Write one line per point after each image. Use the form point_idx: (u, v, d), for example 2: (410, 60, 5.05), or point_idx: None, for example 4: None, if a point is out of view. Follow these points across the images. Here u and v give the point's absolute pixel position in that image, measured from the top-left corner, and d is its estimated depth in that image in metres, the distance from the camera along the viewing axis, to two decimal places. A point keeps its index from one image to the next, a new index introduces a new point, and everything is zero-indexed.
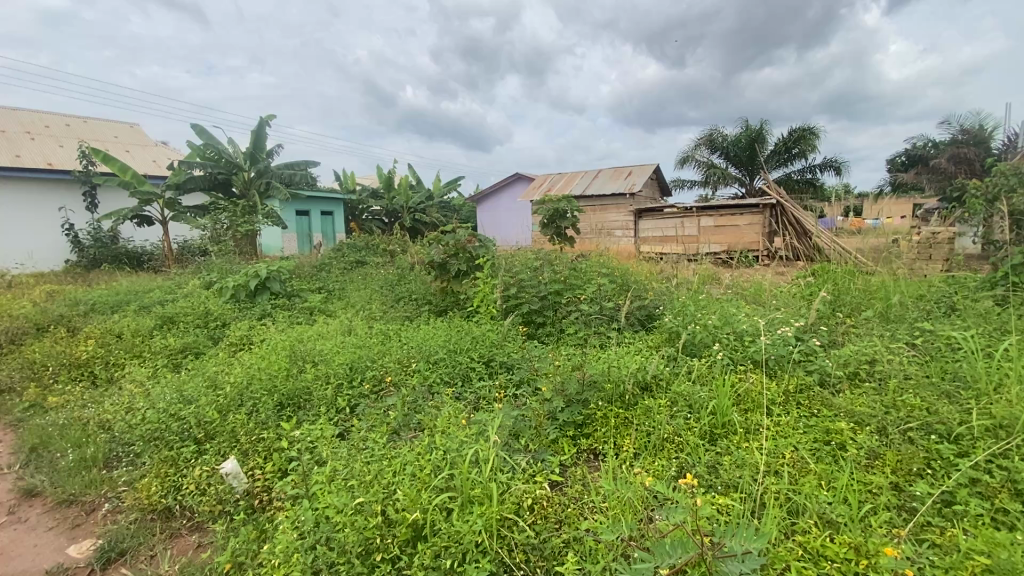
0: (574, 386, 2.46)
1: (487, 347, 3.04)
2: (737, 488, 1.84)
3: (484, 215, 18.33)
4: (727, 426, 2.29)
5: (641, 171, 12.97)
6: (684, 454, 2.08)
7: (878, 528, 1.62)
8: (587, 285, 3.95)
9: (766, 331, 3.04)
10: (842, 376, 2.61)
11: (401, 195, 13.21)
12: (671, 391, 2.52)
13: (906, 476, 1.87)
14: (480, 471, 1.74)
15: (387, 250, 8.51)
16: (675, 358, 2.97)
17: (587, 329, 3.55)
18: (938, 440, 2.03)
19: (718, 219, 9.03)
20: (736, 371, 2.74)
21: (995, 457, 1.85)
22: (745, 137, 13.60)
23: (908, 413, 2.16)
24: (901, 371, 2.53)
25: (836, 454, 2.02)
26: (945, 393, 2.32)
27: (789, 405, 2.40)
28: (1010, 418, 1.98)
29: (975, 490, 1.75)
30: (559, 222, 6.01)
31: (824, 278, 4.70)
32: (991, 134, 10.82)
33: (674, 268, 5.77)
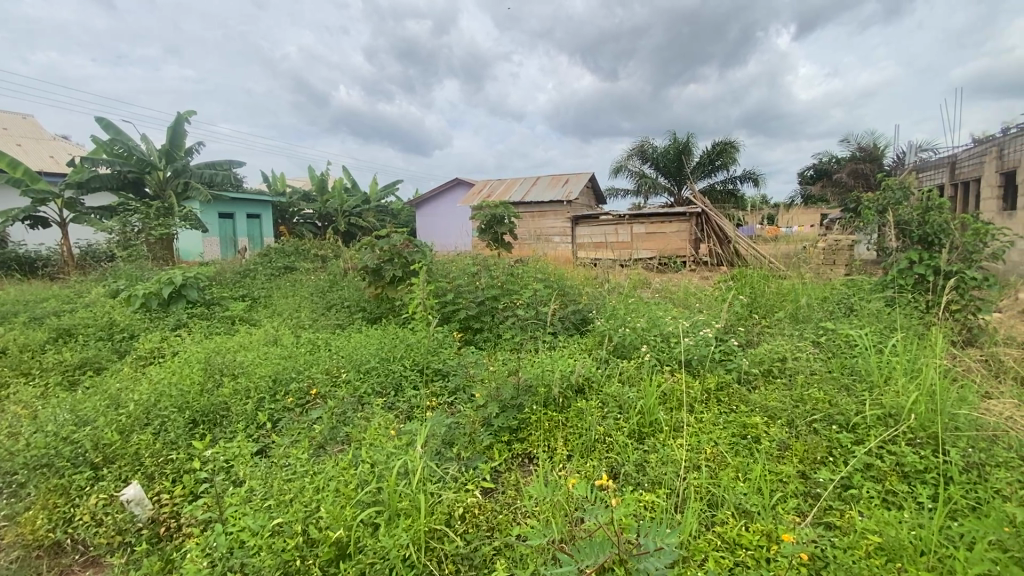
0: (507, 391, 2.46)
1: (421, 354, 2.99)
2: (663, 483, 1.93)
3: (425, 218, 18.06)
4: (654, 425, 2.38)
5: (577, 179, 13.34)
6: (614, 454, 2.15)
7: (788, 515, 1.74)
8: (524, 291, 4.00)
9: (690, 333, 3.21)
10: (756, 373, 2.80)
11: (336, 198, 12.57)
12: (602, 393, 2.60)
13: (812, 465, 2.02)
14: (408, 483, 1.68)
15: (319, 255, 8.17)
16: (606, 360, 3.06)
17: (523, 334, 3.57)
18: (838, 429, 2.22)
19: (650, 226, 9.42)
20: (662, 371, 2.86)
21: (885, 444, 2.05)
22: (673, 149, 14.34)
23: (813, 406, 2.36)
24: (807, 367, 2.75)
25: (751, 446, 2.15)
26: (844, 385, 2.54)
27: (710, 402, 2.54)
28: (896, 407, 2.21)
29: (870, 474, 1.92)
30: (496, 227, 6.00)
31: (742, 281, 5.03)
32: (883, 151, 12.12)
33: (608, 274, 5.98)
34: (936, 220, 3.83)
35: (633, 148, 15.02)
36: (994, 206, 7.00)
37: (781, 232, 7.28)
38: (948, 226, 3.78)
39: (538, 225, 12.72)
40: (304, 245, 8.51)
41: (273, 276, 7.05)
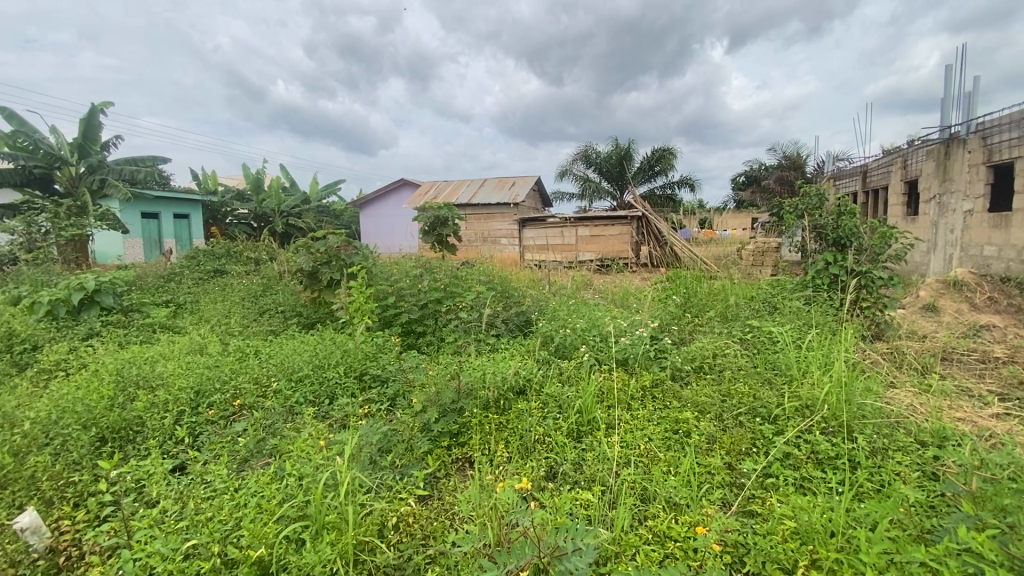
0: (447, 395, 2.43)
1: (358, 360, 2.90)
2: (599, 481, 1.96)
3: (368, 219, 17.61)
4: (592, 423, 2.43)
5: (523, 182, 13.45)
6: (553, 454, 2.17)
7: (714, 506, 1.82)
8: (467, 294, 3.96)
9: (627, 333, 3.31)
10: (688, 369, 2.93)
11: (272, 198, 11.95)
12: (543, 393, 2.62)
13: (737, 456, 2.13)
14: (337, 494, 1.62)
15: (252, 257, 7.77)
16: (547, 361, 3.10)
17: (466, 336, 3.53)
18: (761, 420, 2.35)
19: (593, 229, 9.63)
20: (601, 370, 2.92)
21: (802, 433, 2.19)
22: (615, 154, 14.76)
23: (740, 399, 2.49)
24: (734, 363, 2.90)
25: (683, 440, 2.24)
26: (767, 379, 2.70)
27: (645, 399, 2.62)
28: (812, 398, 2.37)
29: (789, 462, 2.04)
30: (439, 229, 5.92)
31: (677, 282, 5.25)
32: (805, 160, 13.05)
33: (552, 276, 6.07)
34: (847, 225, 4.16)
35: (577, 153, 15.35)
36: (899, 211, 7.70)
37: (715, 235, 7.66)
38: (858, 230, 4.11)
39: (485, 227, 12.71)
40: (237, 247, 8.07)
41: (201, 281, 6.63)
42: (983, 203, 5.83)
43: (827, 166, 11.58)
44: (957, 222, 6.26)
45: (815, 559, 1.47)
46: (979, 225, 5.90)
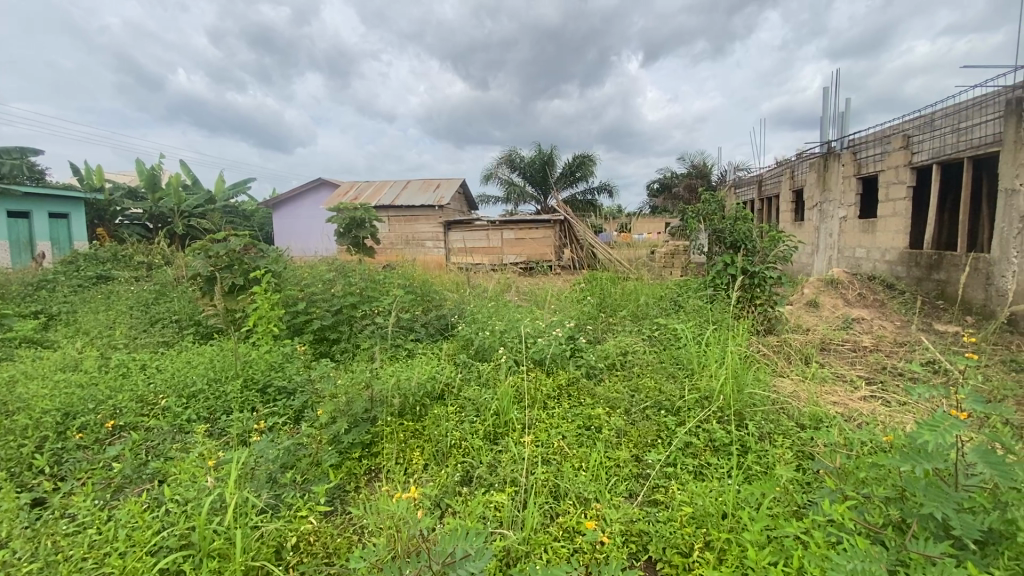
0: (358, 404, 2.33)
1: (261, 371, 2.71)
2: (513, 481, 1.97)
3: (282, 220, 16.62)
4: (508, 424, 2.43)
5: (448, 184, 13.35)
6: (469, 458, 2.15)
7: (621, 498, 1.89)
8: (383, 298, 3.79)
9: (545, 334, 3.37)
10: (602, 367, 3.04)
11: (171, 196, 10.94)
12: (460, 397, 2.61)
13: (644, 447, 2.23)
14: (225, 519, 1.50)
15: (143, 262, 7.03)
16: (466, 364, 3.08)
17: (383, 342, 3.41)
18: (666, 413, 2.49)
19: (518, 232, 9.76)
20: (519, 371, 2.95)
21: (702, 423, 2.34)
22: (538, 159, 15.08)
23: (648, 394, 2.62)
24: (644, 360, 3.05)
25: (595, 436, 2.32)
26: (671, 373, 2.86)
27: (561, 397, 2.68)
28: (710, 390, 2.55)
29: (690, 450, 2.18)
30: (356, 231, 5.70)
31: (594, 283, 5.43)
32: (710, 169, 14.11)
33: (475, 278, 6.06)
34: (742, 229, 4.53)
35: (501, 156, 15.50)
36: (788, 218, 8.52)
37: (632, 239, 8.03)
38: (750, 234, 4.50)
39: (409, 229, 12.35)
40: (125, 250, 7.30)
41: (81, 288, 5.91)
42: (855, 210, 6.60)
43: (729, 175, 12.58)
44: (835, 227, 7.04)
45: (709, 540, 1.56)
46: (851, 230, 6.67)
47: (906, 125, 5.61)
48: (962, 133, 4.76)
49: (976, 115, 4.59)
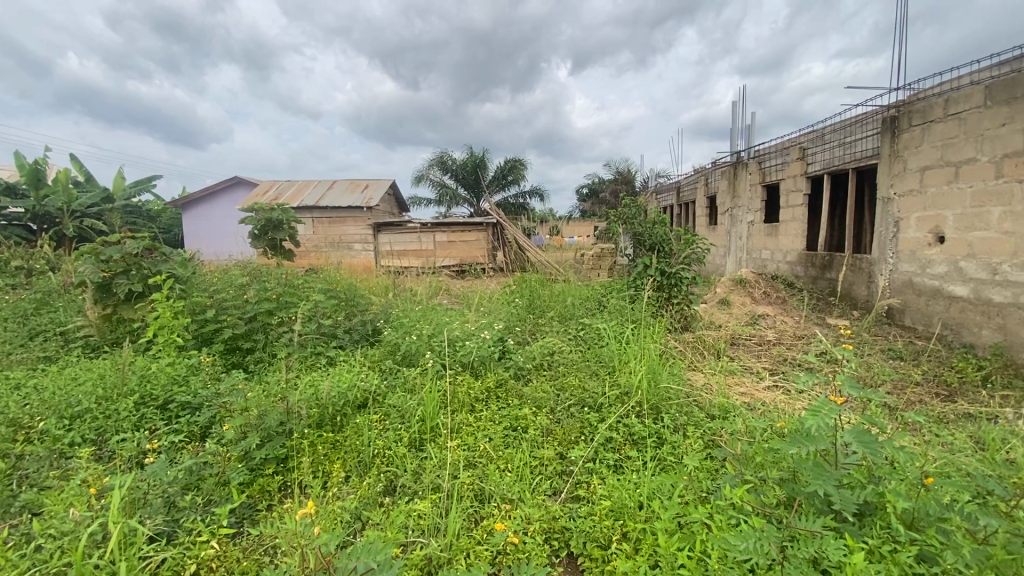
0: (273, 417, 2.20)
1: (162, 385, 2.48)
2: (437, 488, 1.94)
3: (193, 221, 15.38)
4: (435, 430, 2.39)
5: (376, 186, 13.00)
6: (392, 466, 2.09)
7: (545, 496, 1.92)
8: (303, 302, 3.59)
9: (473, 336, 3.36)
10: (529, 368, 3.08)
11: (58, 194, 9.79)
12: (385, 404, 2.54)
13: (568, 445, 2.28)
14: (110, 553, 1.36)
15: (22, 268, 6.23)
16: (392, 370, 3.00)
17: (303, 351, 3.24)
18: (589, 410, 2.56)
19: (451, 235, 9.67)
20: (447, 374, 2.91)
21: (623, 418, 2.44)
22: (470, 162, 15.05)
23: (572, 392, 2.68)
24: (569, 360, 3.12)
25: (522, 436, 2.34)
26: (595, 371, 2.95)
27: (489, 399, 2.69)
28: (630, 385, 2.66)
29: (611, 445, 2.25)
30: (272, 233, 5.37)
31: (524, 285, 5.50)
32: (634, 176, 14.78)
33: (404, 281, 5.93)
34: (660, 232, 4.77)
35: (433, 158, 15.35)
36: (703, 222, 9.11)
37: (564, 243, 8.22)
38: (667, 237, 4.76)
39: (335, 231, 11.83)
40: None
41: None
42: (760, 215, 7.17)
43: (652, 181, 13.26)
44: (744, 231, 7.60)
45: (626, 532, 1.62)
46: (757, 233, 7.24)
47: (801, 138, 6.17)
48: (847, 147, 5.32)
49: (858, 131, 5.15)
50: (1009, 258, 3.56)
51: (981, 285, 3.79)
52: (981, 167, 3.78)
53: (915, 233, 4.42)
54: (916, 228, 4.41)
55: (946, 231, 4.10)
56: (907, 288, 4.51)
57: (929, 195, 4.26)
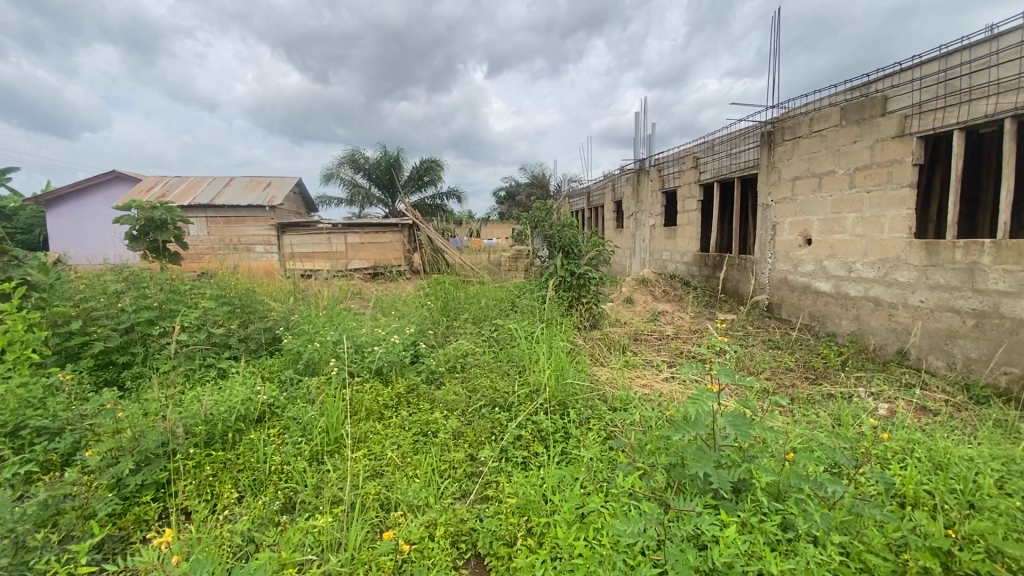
0: (151, 438, 1.98)
1: (9, 409, 2.14)
2: (339, 501, 1.86)
3: (59, 220, 13.48)
4: (339, 441, 2.30)
5: (280, 184, 12.23)
6: (291, 482, 1.98)
7: (452, 500, 1.92)
8: (190, 310, 3.29)
9: (383, 341, 3.27)
10: (441, 371, 3.06)
11: None
12: (284, 417, 2.40)
13: (478, 446, 2.29)
14: None
15: None
16: (293, 381, 2.83)
17: (191, 363, 2.97)
18: (500, 409, 2.59)
19: (363, 237, 9.35)
20: (355, 381, 2.81)
21: (532, 415, 2.49)
22: (384, 161, 14.64)
23: (484, 393, 2.69)
24: (480, 362, 3.14)
25: (431, 440, 2.31)
26: (505, 371, 2.99)
27: (399, 405, 2.63)
28: (539, 383, 2.72)
29: (520, 443, 2.30)
30: (155, 234, 4.86)
31: (438, 286, 5.44)
32: (548, 179, 15.22)
33: (311, 285, 5.63)
34: (569, 235, 4.95)
35: (344, 156, 14.74)
36: (611, 225, 9.58)
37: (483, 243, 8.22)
38: (575, 240, 4.94)
39: (233, 232, 10.90)
40: None
41: None
42: (661, 219, 7.68)
43: (565, 185, 13.73)
44: (647, 233, 8.10)
45: (530, 527, 1.66)
46: (658, 236, 7.76)
47: (695, 149, 6.70)
48: (733, 157, 5.85)
49: (742, 144, 5.69)
50: (861, 258, 4.11)
51: (840, 281, 4.35)
52: (839, 178, 4.33)
53: (788, 236, 4.97)
54: (789, 231, 4.96)
55: (812, 234, 4.65)
56: (783, 285, 5.06)
57: (799, 203, 4.81)
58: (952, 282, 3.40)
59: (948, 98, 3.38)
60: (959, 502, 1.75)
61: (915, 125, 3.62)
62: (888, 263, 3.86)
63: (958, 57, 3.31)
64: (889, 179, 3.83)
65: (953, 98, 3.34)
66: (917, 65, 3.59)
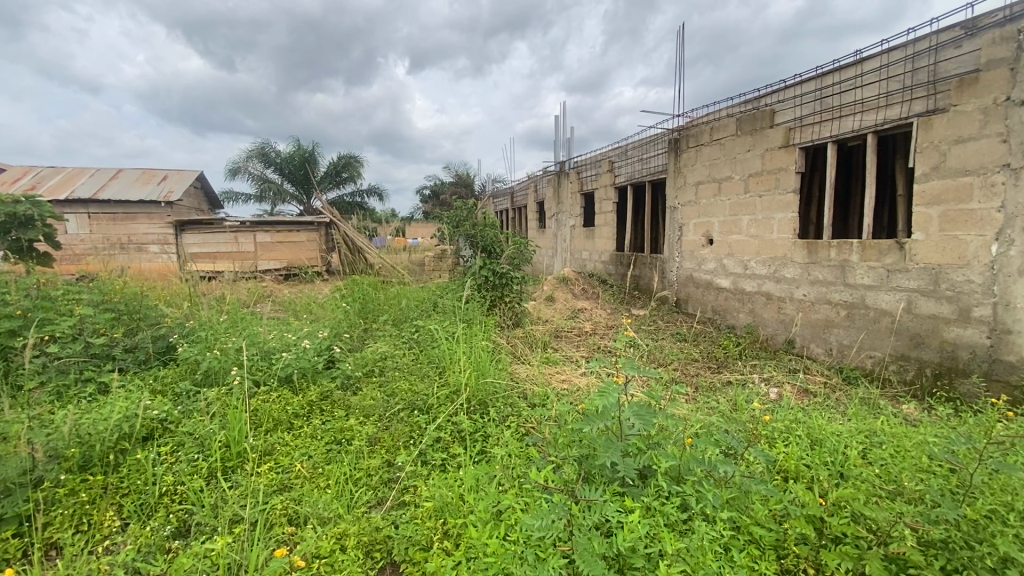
0: (10, 466, 1.72)
1: None
2: (240, 520, 1.74)
3: None
4: (242, 455, 2.15)
5: (178, 178, 11.19)
6: (185, 504, 1.82)
7: (367, 508, 1.86)
8: (63, 318, 2.91)
9: (293, 347, 3.10)
10: (357, 376, 2.95)
11: None
12: (179, 433, 2.21)
13: (396, 451, 2.23)
14: None
15: None
16: (189, 393, 2.60)
17: (65, 378, 2.63)
18: (418, 412, 2.54)
19: (275, 236, 8.81)
20: (261, 391, 2.63)
21: (451, 416, 2.47)
22: (298, 156, 13.88)
23: (402, 396, 2.63)
24: (398, 365, 3.06)
25: (345, 448, 2.22)
26: (425, 373, 2.94)
27: (311, 413, 2.50)
28: (459, 383, 2.70)
29: (440, 445, 2.27)
30: (20, 231, 4.25)
31: (356, 287, 5.25)
32: (472, 179, 15.23)
33: (215, 287, 5.21)
34: (490, 235, 4.96)
35: (252, 149, 13.78)
36: (533, 224, 9.78)
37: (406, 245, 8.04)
38: (496, 239, 4.97)
39: (121, 230, 9.81)
40: None
41: None
42: (580, 219, 7.96)
43: (489, 186, 13.82)
44: (567, 234, 8.35)
45: (447, 529, 1.64)
46: (578, 236, 8.02)
47: (610, 153, 6.99)
48: (644, 162, 6.17)
49: (652, 149, 6.02)
50: (754, 256, 4.51)
51: (737, 278, 4.74)
52: (735, 183, 4.71)
53: (693, 236, 5.34)
54: (693, 232, 5.32)
55: (713, 234, 5.02)
56: (689, 282, 5.43)
57: (702, 205, 5.18)
58: (828, 277, 3.82)
59: (824, 113, 3.79)
60: (830, 473, 1.97)
61: (799, 137, 4.03)
62: (777, 261, 4.27)
63: (832, 77, 3.72)
64: (777, 185, 4.23)
65: (827, 113, 3.76)
66: (798, 83, 3.99)
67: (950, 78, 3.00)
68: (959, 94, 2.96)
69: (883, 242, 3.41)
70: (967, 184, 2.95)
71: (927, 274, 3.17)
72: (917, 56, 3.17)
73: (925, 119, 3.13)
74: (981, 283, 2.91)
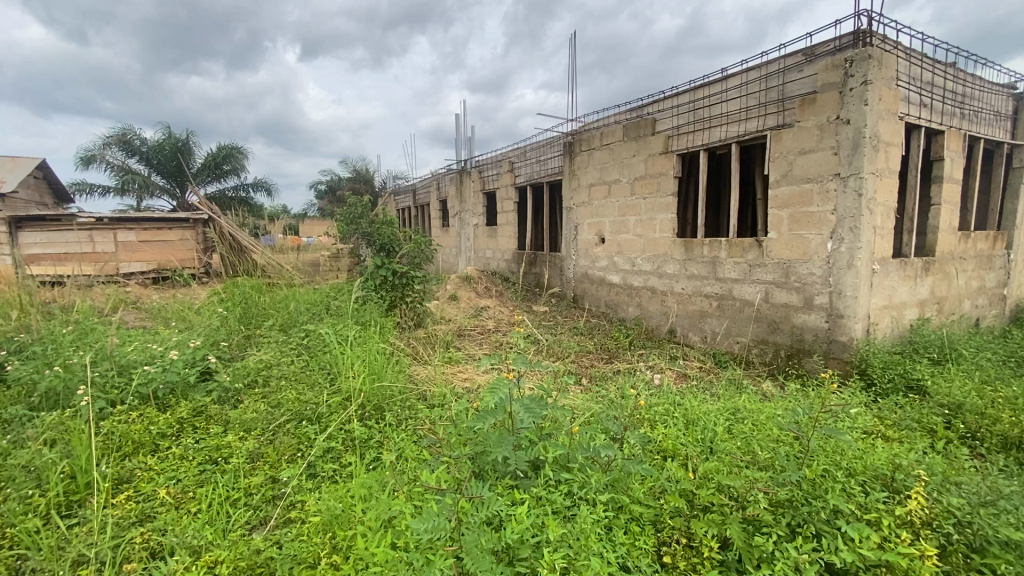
0: None
1: None
2: (89, 561, 1.52)
3: None
4: (92, 486, 1.88)
5: (11, 166, 9.48)
6: (16, 549, 1.56)
7: (245, 531, 1.72)
8: None
9: (160, 359, 2.77)
10: (238, 389, 2.71)
11: None
12: (7, 468, 1.88)
13: (280, 465, 2.09)
14: None
15: None
16: (22, 419, 2.23)
17: None
18: (307, 423, 2.40)
19: (141, 234, 7.84)
20: (118, 412, 2.32)
21: (343, 424, 2.36)
22: (168, 145, 12.43)
23: (289, 407, 2.47)
24: (285, 373, 2.86)
25: (221, 468, 2.04)
26: (315, 380, 2.78)
27: (181, 432, 2.26)
28: (353, 390, 2.59)
29: (330, 456, 2.16)
30: None
31: (237, 289, 4.81)
32: (371, 176, 14.68)
33: (61, 293, 4.49)
34: (388, 233, 4.73)
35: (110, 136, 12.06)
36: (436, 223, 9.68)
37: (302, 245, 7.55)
38: (395, 238, 4.83)
39: None
40: None
41: None
42: (481, 218, 8.01)
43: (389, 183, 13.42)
44: (469, 232, 8.37)
45: (335, 543, 1.56)
46: (481, 235, 8.07)
47: (509, 153, 7.13)
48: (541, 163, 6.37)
49: (548, 152, 6.24)
50: (640, 253, 4.85)
51: (626, 274, 5.07)
52: (622, 186, 5.03)
53: (586, 235, 5.62)
54: (587, 232, 5.60)
55: (605, 233, 5.33)
56: (584, 279, 5.70)
57: (594, 206, 5.47)
58: (702, 272, 4.23)
59: (696, 123, 4.18)
60: (701, 449, 2.18)
61: (676, 144, 4.40)
62: (659, 258, 4.64)
63: (703, 91, 4.11)
64: (658, 188, 4.59)
65: (699, 124, 4.15)
66: (675, 94, 4.36)
67: (795, 98, 3.46)
68: (801, 111, 3.42)
69: (745, 240, 3.85)
70: (809, 190, 3.42)
71: (780, 268, 3.63)
72: (769, 77, 3.61)
73: (777, 133, 3.58)
74: (821, 275, 3.39)
